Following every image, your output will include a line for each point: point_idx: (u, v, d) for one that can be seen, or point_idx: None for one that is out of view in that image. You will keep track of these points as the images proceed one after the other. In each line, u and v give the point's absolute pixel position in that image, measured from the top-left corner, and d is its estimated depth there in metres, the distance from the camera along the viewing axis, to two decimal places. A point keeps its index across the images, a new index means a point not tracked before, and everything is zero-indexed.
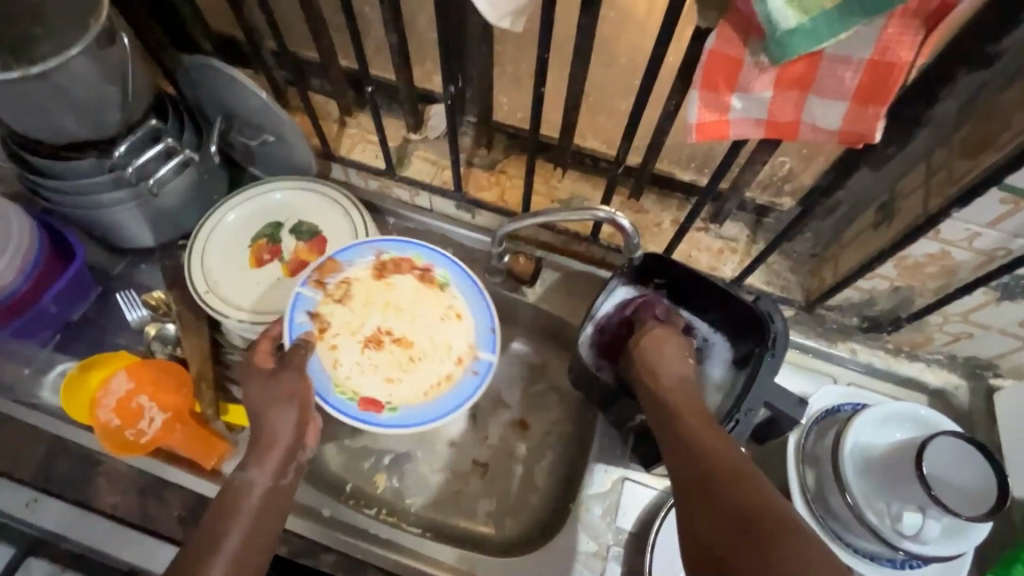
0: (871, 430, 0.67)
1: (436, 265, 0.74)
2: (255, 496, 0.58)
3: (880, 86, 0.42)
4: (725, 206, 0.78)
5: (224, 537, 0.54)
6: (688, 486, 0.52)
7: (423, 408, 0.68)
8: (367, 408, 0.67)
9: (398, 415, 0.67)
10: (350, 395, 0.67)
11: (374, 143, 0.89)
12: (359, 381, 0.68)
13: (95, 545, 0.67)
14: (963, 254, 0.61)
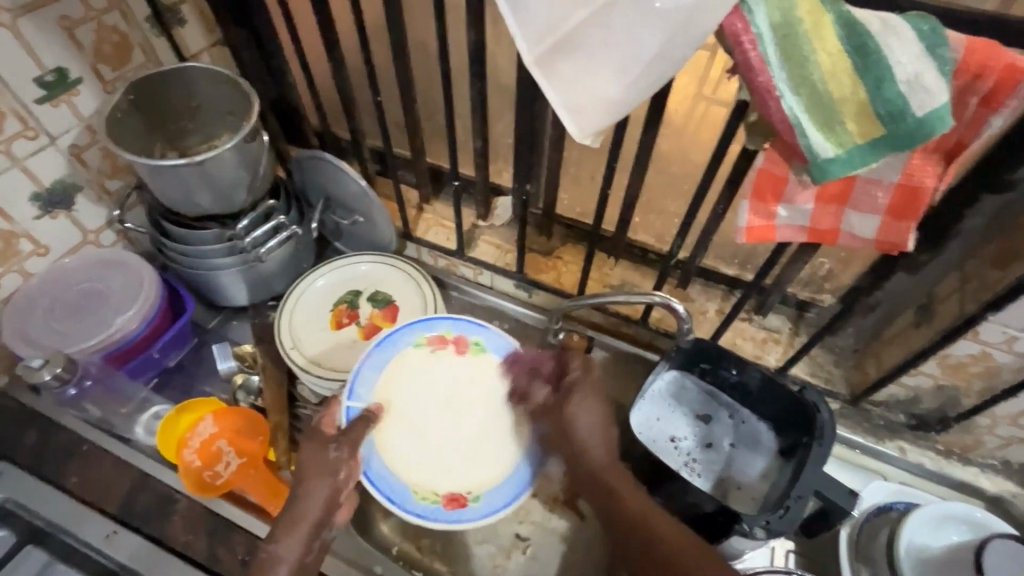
0: (928, 531, 0.66)
1: (469, 333, 0.82)
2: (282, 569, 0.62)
3: (909, 204, 0.50)
4: (768, 299, 0.84)
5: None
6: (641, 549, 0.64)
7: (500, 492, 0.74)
8: (450, 506, 0.73)
9: (481, 503, 0.73)
10: (430, 497, 0.73)
11: (446, 228, 1.01)
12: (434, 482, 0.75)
13: None
14: (1004, 356, 0.65)
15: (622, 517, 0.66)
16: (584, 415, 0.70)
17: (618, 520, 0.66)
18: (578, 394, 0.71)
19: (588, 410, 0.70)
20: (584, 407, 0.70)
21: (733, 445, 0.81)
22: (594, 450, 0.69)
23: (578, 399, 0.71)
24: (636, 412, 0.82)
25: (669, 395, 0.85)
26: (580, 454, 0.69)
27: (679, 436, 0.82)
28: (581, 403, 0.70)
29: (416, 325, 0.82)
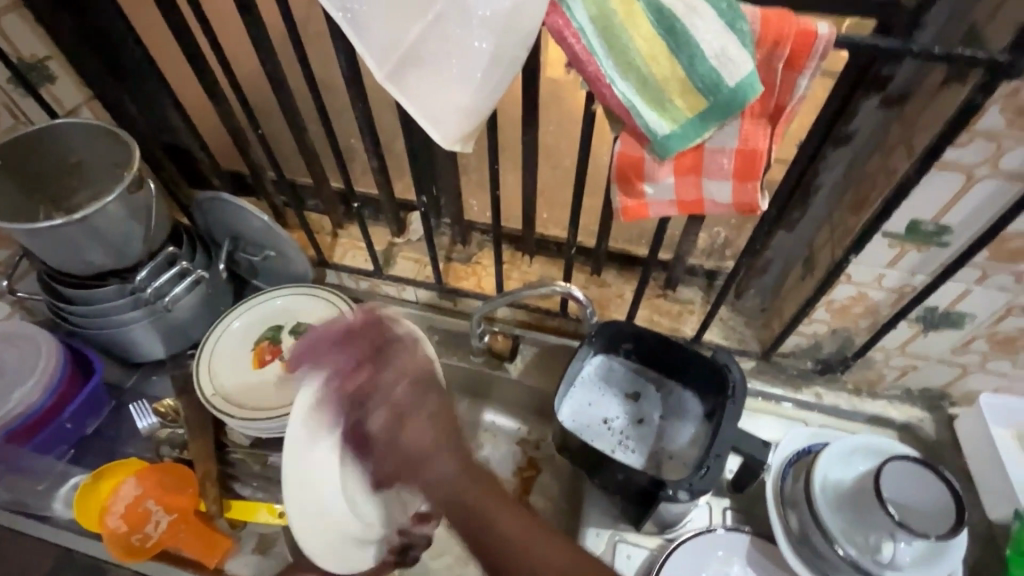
0: (839, 465, 0.71)
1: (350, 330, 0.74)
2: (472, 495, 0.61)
3: (751, 166, 0.53)
4: (674, 272, 0.89)
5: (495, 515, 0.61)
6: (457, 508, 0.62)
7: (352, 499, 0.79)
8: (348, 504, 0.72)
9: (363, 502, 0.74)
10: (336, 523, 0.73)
11: (362, 250, 1.01)
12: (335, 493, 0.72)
13: None
14: (878, 293, 0.70)
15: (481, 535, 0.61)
16: (409, 428, 0.63)
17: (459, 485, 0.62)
18: (417, 389, 0.65)
19: (422, 424, 0.63)
20: (405, 424, 0.63)
21: (663, 417, 0.84)
22: (415, 447, 0.63)
23: (410, 414, 0.63)
24: (566, 401, 0.85)
25: (597, 379, 0.87)
26: (422, 468, 0.62)
27: (611, 417, 0.85)
28: (409, 423, 0.63)
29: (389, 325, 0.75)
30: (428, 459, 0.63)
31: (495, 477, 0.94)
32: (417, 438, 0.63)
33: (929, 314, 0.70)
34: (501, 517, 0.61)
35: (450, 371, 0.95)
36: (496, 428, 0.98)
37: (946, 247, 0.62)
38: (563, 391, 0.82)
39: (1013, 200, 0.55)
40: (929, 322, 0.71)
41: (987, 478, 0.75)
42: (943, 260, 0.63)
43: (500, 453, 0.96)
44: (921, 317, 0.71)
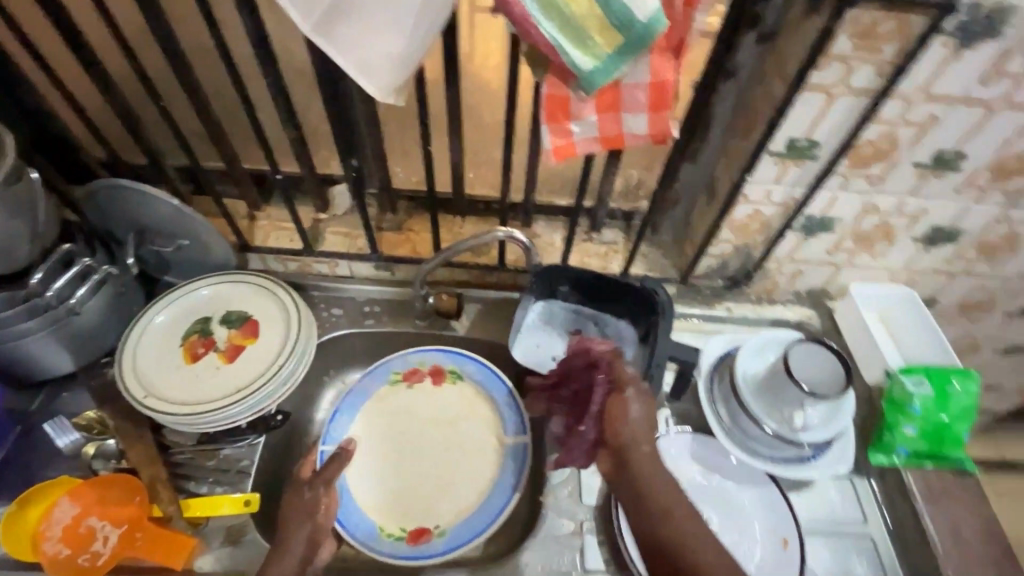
0: (756, 357, 0.83)
1: (443, 363, 0.92)
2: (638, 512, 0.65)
3: (663, 97, 0.60)
4: (597, 216, 0.96)
5: (652, 477, 0.65)
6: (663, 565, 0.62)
7: (356, 516, 0.82)
8: (416, 539, 0.81)
9: (446, 538, 0.81)
10: (396, 535, 0.82)
11: (286, 230, 0.97)
12: (403, 519, 0.83)
13: None
14: (769, 208, 0.82)
15: (638, 502, 0.65)
16: (641, 422, 0.68)
17: (650, 506, 0.63)
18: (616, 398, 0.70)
19: (643, 416, 0.68)
20: (633, 408, 0.68)
21: (605, 346, 0.92)
22: (629, 438, 0.67)
23: (630, 395, 0.69)
24: (517, 346, 0.91)
25: (541, 323, 0.93)
26: (643, 489, 0.64)
27: (559, 354, 0.91)
28: (630, 402, 0.69)
29: (392, 362, 0.92)
30: (666, 513, 0.63)
31: None
32: (642, 452, 0.66)
33: (809, 222, 0.83)
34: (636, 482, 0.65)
35: (398, 339, 0.97)
36: None
37: (817, 160, 0.74)
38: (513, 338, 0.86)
39: (862, 112, 0.67)
40: (809, 229, 0.85)
41: (862, 352, 0.92)
42: (815, 171, 0.75)
43: None
44: (803, 226, 0.84)
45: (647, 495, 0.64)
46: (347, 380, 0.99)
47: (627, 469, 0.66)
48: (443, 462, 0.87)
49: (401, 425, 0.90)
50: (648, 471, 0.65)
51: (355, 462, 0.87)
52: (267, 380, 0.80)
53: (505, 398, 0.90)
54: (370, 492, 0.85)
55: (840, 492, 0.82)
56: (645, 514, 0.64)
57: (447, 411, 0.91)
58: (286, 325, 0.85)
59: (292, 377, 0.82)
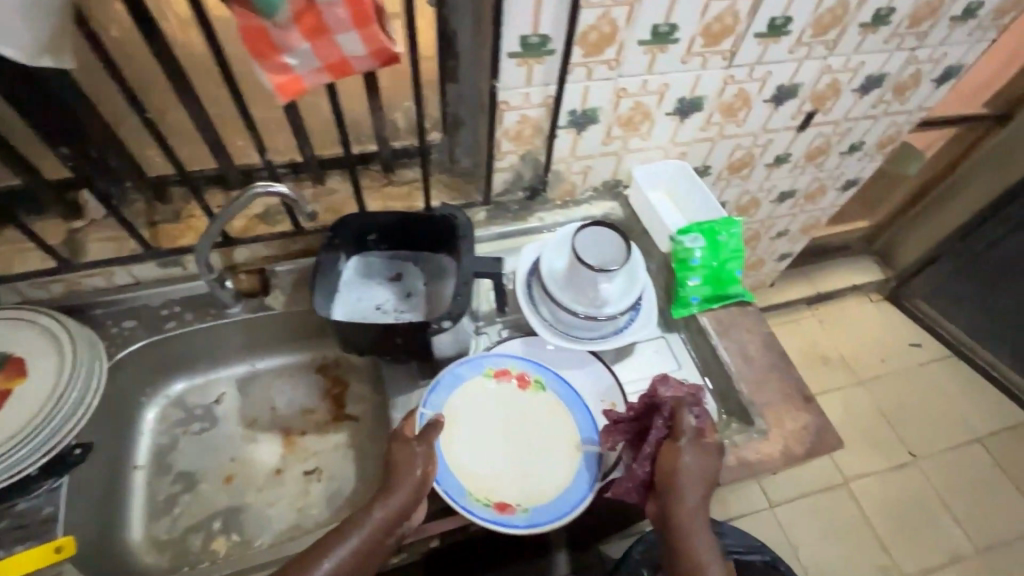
0: (555, 253, 0.88)
1: (527, 370, 0.84)
2: (674, 517, 0.68)
3: (364, 11, 0.59)
4: (388, 157, 0.95)
5: (686, 500, 0.68)
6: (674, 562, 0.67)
7: (455, 481, 0.74)
8: (502, 511, 0.73)
9: (530, 514, 0.73)
10: (484, 501, 0.74)
11: (35, 249, 0.84)
12: (488, 488, 0.75)
13: None
14: (534, 111, 0.85)
15: (674, 539, 0.68)
16: (703, 463, 0.69)
17: (683, 542, 0.67)
18: (670, 454, 0.70)
19: (702, 468, 0.69)
20: (686, 469, 0.69)
21: (426, 282, 0.93)
22: (685, 471, 0.69)
23: (682, 449, 0.69)
24: (336, 305, 0.88)
25: (360, 277, 0.92)
26: (675, 523, 0.68)
27: (382, 302, 0.91)
28: (687, 455, 0.69)
29: (485, 358, 0.83)
30: (689, 529, 0.67)
31: (305, 410, 0.95)
32: (691, 496, 0.68)
33: (574, 116, 0.88)
34: (671, 506, 0.68)
35: (213, 336, 0.90)
36: (288, 368, 0.97)
37: (554, 55, 0.77)
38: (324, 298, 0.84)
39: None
40: (577, 124, 0.90)
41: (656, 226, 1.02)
42: (557, 66, 0.79)
43: (303, 387, 0.97)
44: (570, 122, 0.89)
45: (675, 504, 0.68)
46: (170, 394, 0.92)
47: (664, 496, 0.69)
48: (520, 446, 0.79)
49: (505, 410, 0.81)
50: (690, 498, 0.68)
51: (444, 436, 0.77)
52: (46, 417, 0.71)
53: (570, 390, 0.83)
54: (480, 459, 0.77)
55: (656, 350, 0.92)
56: (674, 536, 0.68)
57: (522, 409, 0.81)
58: (60, 354, 0.76)
59: (80, 407, 0.73)
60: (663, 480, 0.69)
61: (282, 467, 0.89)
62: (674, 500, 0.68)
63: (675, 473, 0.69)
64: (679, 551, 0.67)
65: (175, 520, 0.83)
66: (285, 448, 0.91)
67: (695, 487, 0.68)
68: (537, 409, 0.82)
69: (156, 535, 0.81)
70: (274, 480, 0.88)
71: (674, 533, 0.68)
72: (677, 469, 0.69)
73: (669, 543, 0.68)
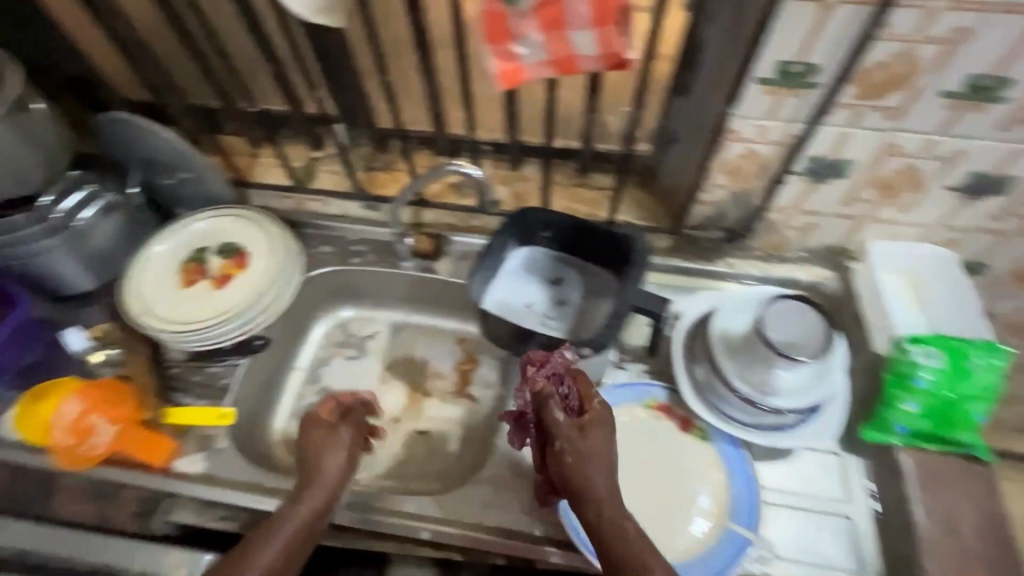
0: (736, 316, 0.76)
1: (694, 416, 0.78)
2: (599, 512, 0.59)
3: (608, 9, 0.54)
4: (587, 158, 0.90)
5: (595, 489, 0.60)
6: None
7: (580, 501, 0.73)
8: None
9: None
10: None
11: (283, 167, 1.01)
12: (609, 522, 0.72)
13: (102, 564, 0.72)
14: (766, 149, 0.72)
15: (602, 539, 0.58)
16: (593, 460, 0.61)
17: (618, 543, 0.57)
18: (587, 439, 0.62)
19: (599, 456, 0.61)
20: (593, 445, 0.62)
21: (582, 295, 0.89)
22: (577, 469, 0.61)
23: (592, 431, 0.63)
24: (490, 291, 0.88)
25: (522, 270, 0.90)
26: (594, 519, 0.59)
27: (533, 300, 0.88)
28: (592, 436, 0.62)
29: (651, 386, 0.80)
30: (616, 529, 0.57)
31: (435, 373, 0.99)
32: (600, 485, 0.60)
33: (815, 164, 0.73)
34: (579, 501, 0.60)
35: (384, 280, 0.99)
36: (433, 330, 1.02)
37: (816, 88, 0.63)
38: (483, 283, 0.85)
39: (865, 27, 0.56)
40: (816, 173, 0.74)
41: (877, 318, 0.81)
42: (815, 101, 0.65)
43: (440, 351, 1.01)
44: (808, 170, 0.74)
45: (592, 504, 0.59)
46: (338, 317, 1.04)
47: (574, 496, 0.61)
48: (655, 494, 0.73)
49: (651, 447, 0.76)
50: (603, 492, 0.60)
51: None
52: (252, 307, 0.86)
53: (737, 457, 0.75)
54: None
55: (823, 468, 0.75)
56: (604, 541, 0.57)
57: (672, 456, 0.76)
58: (271, 257, 0.90)
59: (275, 306, 0.87)
60: (568, 477, 0.61)
61: (400, 418, 0.95)
62: (590, 492, 0.60)
63: (577, 461, 0.61)
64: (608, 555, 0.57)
65: (308, 426, 0.94)
66: (407, 401, 0.97)
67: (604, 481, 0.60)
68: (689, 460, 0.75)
69: (291, 432, 0.94)
70: (390, 426, 0.94)
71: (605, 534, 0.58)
72: (560, 453, 0.62)
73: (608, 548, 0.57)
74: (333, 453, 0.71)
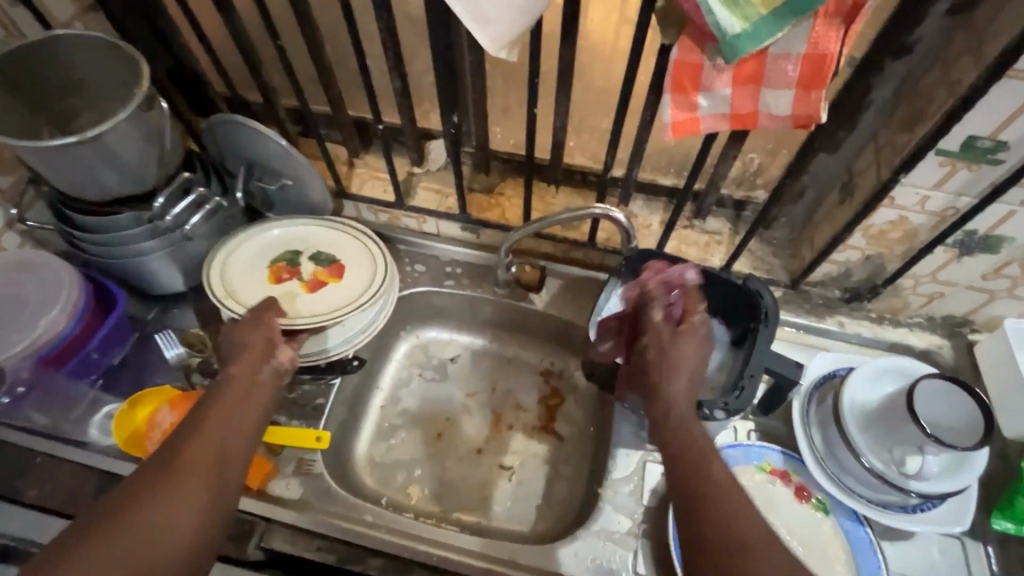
0: (867, 387, 0.73)
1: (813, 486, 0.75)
2: (680, 418, 0.59)
3: (818, 74, 0.51)
4: (705, 201, 0.87)
5: (674, 397, 0.61)
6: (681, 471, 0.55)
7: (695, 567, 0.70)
8: None
9: None
10: None
11: (381, 180, 0.98)
12: None
13: (21, 533, 0.72)
14: (919, 217, 0.69)
15: (680, 449, 0.57)
16: (688, 369, 0.63)
17: (686, 459, 0.56)
18: (674, 340, 0.65)
19: (688, 363, 0.63)
20: (680, 346, 0.64)
21: None
22: (686, 376, 0.62)
23: (679, 338, 0.65)
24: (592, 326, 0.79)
25: None
26: (676, 424, 0.59)
27: None
28: (680, 344, 0.65)
29: (769, 448, 0.76)
30: (699, 448, 0.56)
31: (520, 406, 0.95)
32: (679, 388, 0.62)
33: (967, 238, 0.70)
34: (667, 405, 0.61)
35: (477, 307, 0.96)
36: (518, 359, 0.99)
37: (998, 165, 0.60)
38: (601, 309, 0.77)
39: None
40: (965, 246, 0.71)
41: (1003, 398, 0.78)
42: (993, 179, 0.62)
43: (524, 382, 0.97)
44: (958, 242, 0.71)
45: (665, 397, 0.62)
46: (420, 337, 1.01)
47: (653, 395, 0.63)
48: None
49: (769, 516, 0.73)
50: (684, 407, 0.60)
51: None
52: (343, 313, 0.80)
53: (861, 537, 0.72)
54: None
55: (943, 551, 0.72)
56: (680, 454, 0.56)
57: (788, 527, 0.73)
58: (366, 265, 0.87)
59: (370, 326, 0.85)
60: (664, 365, 0.63)
61: (483, 450, 0.91)
62: (672, 397, 0.61)
63: (661, 353, 0.64)
64: (689, 466, 0.55)
65: (388, 450, 0.91)
66: (490, 432, 0.93)
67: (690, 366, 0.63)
68: (809, 533, 0.72)
69: (371, 456, 0.91)
70: (474, 457, 0.91)
71: (683, 452, 0.56)
72: (670, 350, 0.64)
73: (677, 458, 0.56)
74: (251, 340, 0.70)
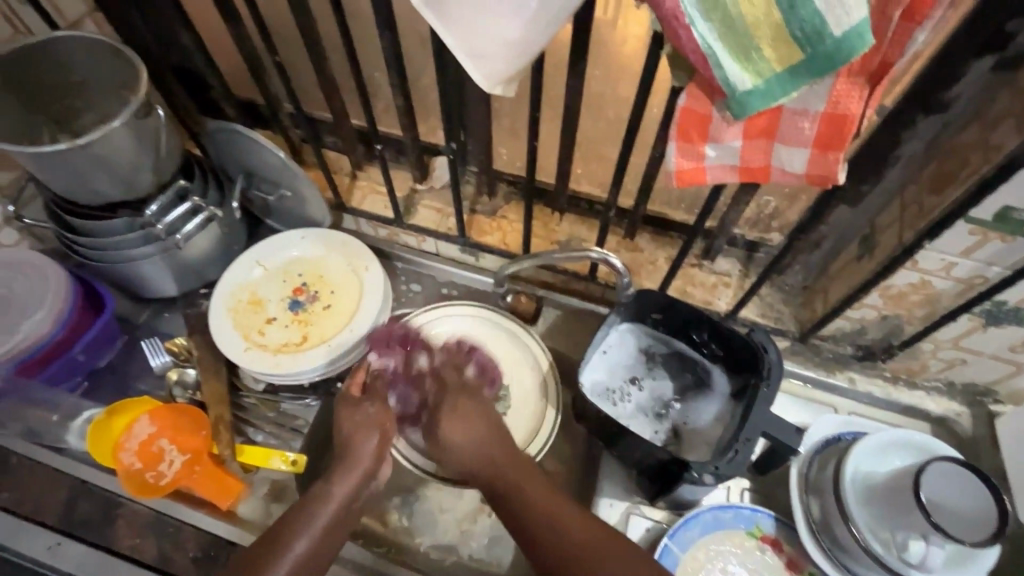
0: (872, 459, 0.68)
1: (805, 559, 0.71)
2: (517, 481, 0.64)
3: (837, 134, 0.47)
4: (715, 242, 0.82)
5: (491, 450, 0.67)
6: (552, 564, 0.58)
7: None
8: None
9: None
10: None
11: (382, 194, 0.95)
12: None
13: None
14: (943, 282, 0.64)
15: (533, 534, 0.60)
16: (470, 429, 0.68)
17: (550, 543, 0.59)
18: (450, 403, 0.70)
19: (461, 419, 0.69)
20: (449, 427, 0.68)
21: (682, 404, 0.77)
22: (471, 453, 0.67)
23: (448, 406, 0.70)
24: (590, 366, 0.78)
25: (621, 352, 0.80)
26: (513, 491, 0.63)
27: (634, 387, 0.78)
28: (455, 417, 0.69)
29: (761, 513, 0.73)
30: (550, 529, 0.59)
31: None
32: (459, 434, 0.68)
33: (996, 308, 0.64)
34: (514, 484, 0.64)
35: None
36: None
37: None
38: (601, 342, 0.78)
39: None
40: (992, 316, 0.65)
41: None
42: None
43: None
44: (985, 312, 0.65)
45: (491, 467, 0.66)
46: None
47: (466, 469, 0.67)
48: None
49: None
50: (511, 461, 0.66)
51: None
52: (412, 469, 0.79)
53: None
54: None
55: None
56: (532, 536, 0.60)
57: None
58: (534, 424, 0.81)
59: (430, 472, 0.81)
60: (453, 417, 0.69)
61: None
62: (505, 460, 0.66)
63: (452, 429, 0.68)
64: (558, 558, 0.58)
65: None
66: None
67: (476, 433, 0.67)
68: None
69: None
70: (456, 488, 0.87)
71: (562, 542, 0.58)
72: (452, 418, 0.69)
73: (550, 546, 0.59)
74: (367, 436, 0.68)
